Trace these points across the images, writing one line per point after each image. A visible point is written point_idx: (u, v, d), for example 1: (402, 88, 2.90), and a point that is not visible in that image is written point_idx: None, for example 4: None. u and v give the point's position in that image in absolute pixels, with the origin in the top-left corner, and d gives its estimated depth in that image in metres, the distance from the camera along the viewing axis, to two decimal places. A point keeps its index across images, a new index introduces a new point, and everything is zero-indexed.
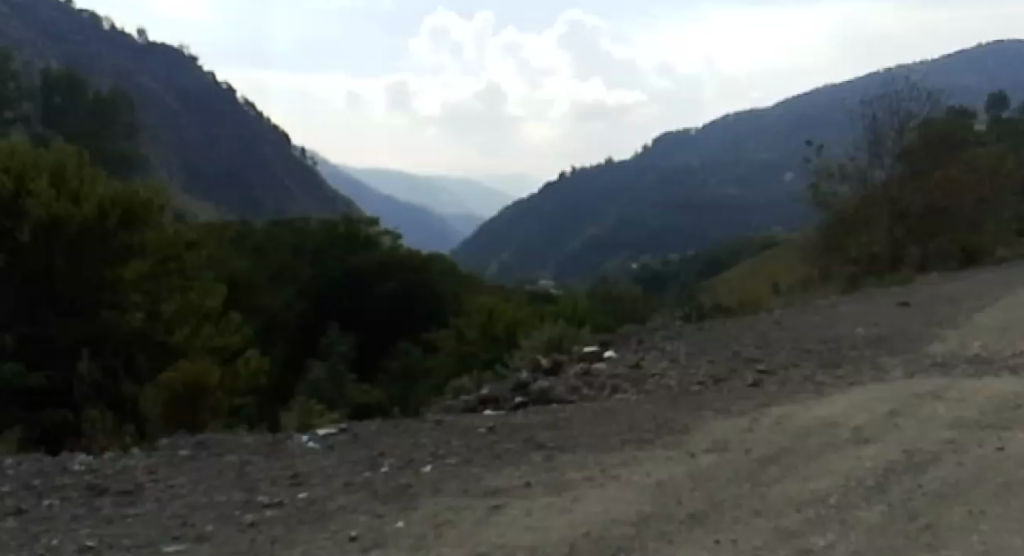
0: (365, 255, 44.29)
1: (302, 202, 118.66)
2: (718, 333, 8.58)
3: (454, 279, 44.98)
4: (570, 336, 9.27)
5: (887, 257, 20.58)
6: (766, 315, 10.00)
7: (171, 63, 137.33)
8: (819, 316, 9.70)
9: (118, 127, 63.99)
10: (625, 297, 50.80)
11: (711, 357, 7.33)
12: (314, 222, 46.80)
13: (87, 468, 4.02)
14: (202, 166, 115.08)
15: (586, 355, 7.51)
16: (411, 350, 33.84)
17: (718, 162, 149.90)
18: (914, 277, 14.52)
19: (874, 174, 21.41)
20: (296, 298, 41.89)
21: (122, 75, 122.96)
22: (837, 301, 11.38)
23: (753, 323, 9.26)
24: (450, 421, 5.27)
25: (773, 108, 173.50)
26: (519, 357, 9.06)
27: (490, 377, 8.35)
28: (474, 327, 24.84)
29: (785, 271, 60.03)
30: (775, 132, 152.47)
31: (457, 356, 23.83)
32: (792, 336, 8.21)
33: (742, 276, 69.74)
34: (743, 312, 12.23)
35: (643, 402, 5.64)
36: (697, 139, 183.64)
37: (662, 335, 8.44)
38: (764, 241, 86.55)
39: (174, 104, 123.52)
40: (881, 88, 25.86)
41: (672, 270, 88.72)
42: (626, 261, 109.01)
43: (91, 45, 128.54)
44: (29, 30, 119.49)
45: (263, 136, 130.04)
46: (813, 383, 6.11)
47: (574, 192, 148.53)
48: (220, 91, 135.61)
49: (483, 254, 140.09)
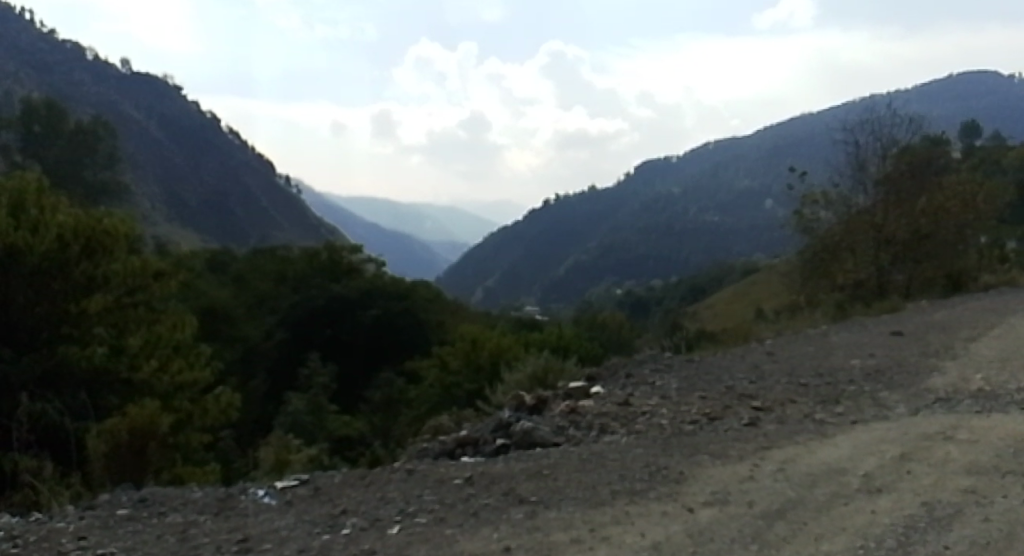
0: (347, 283, 43.75)
1: (286, 231, 118.25)
2: (712, 365, 8.18)
3: (437, 306, 44.54)
4: (556, 368, 8.84)
5: (874, 285, 20.36)
6: (760, 345, 9.61)
7: (155, 92, 137.26)
8: (812, 346, 9.32)
9: (99, 156, 63.44)
10: (609, 324, 50.52)
11: (703, 392, 6.93)
12: (296, 252, 46.26)
13: (6, 535, 3.60)
14: (185, 195, 114.33)
15: (571, 391, 7.07)
16: (393, 380, 33.31)
17: (700, 189, 150.79)
18: (903, 305, 14.29)
19: (860, 200, 21.16)
20: (278, 328, 41.26)
21: (105, 105, 122.37)
22: (828, 329, 11.05)
23: (744, 356, 8.84)
24: (422, 471, 4.87)
25: (753, 137, 175.22)
26: (501, 391, 8.62)
27: (469, 414, 7.90)
28: (458, 356, 24.40)
29: (769, 297, 60.05)
30: (756, 160, 153.71)
31: (440, 386, 23.31)
32: (787, 369, 7.83)
33: (724, 302, 69.85)
34: (733, 340, 11.86)
35: (633, 445, 5.21)
36: (679, 166, 184.89)
37: (651, 369, 8.03)
38: (746, 268, 86.81)
39: (158, 134, 122.89)
40: (863, 115, 25.82)
41: (656, 296, 88.70)
42: (610, 287, 109.10)
43: (74, 74, 128.32)
44: (11, 60, 118.89)
45: (247, 165, 130.00)
46: (815, 422, 5.69)
47: (558, 218, 148.82)
48: (204, 120, 135.32)
49: (468, 280, 139.79)
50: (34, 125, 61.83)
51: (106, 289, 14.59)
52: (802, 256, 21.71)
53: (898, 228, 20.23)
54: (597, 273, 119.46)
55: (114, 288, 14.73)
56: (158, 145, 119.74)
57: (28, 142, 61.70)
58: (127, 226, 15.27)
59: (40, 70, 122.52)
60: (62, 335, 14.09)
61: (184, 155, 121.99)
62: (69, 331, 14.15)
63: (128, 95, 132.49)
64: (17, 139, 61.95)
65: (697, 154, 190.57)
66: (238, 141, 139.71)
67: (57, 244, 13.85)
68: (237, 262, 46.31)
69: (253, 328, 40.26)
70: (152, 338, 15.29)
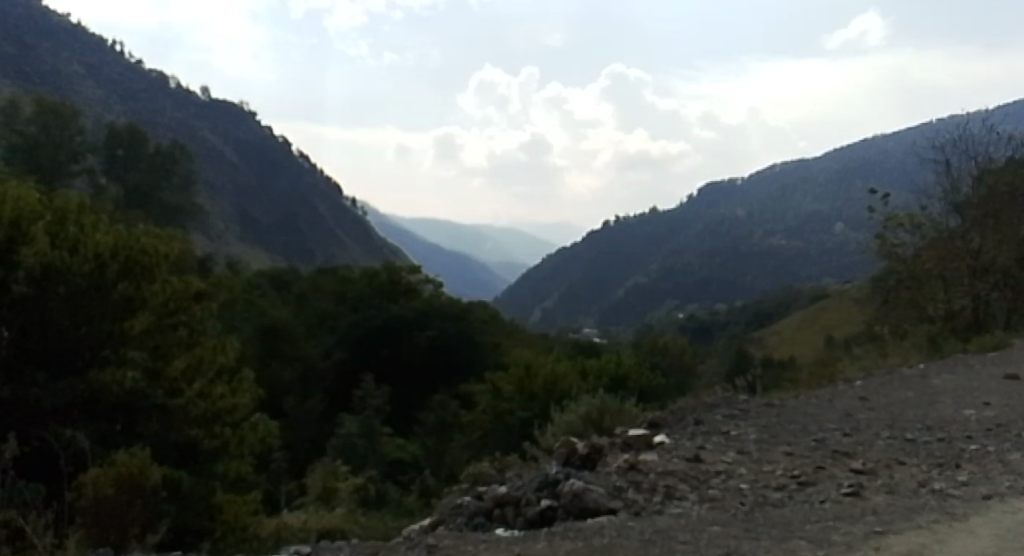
0: (405, 303, 43.14)
1: (352, 250, 120.31)
2: (808, 412, 7.10)
3: (495, 329, 43.73)
4: (612, 409, 7.81)
5: (970, 317, 18.73)
6: (854, 387, 8.48)
7: (231, 117, 140.77)
8: (911, 390, 8.19)
9: (175, 179, 64.60)
10: (671, 351, 48.93)
11: (789, 447, 5.88)
12: (356, 271, 46.20)
13: None
14: (256, 216, 117.33)
15: (630, 440, 6.08)
16: (448, 403, 32.48)
17: (765, 212, 147.46)
18: (1007, 341, 12.87)
19: (954, 224, 19.73)
20: (336, 348, 41.03)
21: (184, 129, 126.11)
22: (925, 369, 9.86)
23: (830, 400, 7.71)
24: (445, 550, 3.97)
25: (822, 159, 171.12)
26: (550, 435, 7.64)
27: (510, 462, 6.89)
28: (512, 383, 23.34)
29: (841, 325, 57.60)
30: (825, 182, 149.58)
31: (493, 414, 22.35)
32: (892, 419, 6.75)
33: (791, 329, 67.53)
34: (812, 379, 10.61)
35: (711, 521, 4.18)
36: (743, 189, 181.36)
37: (724, 415, 6.98)
38: (815, 293, 84.11)
39: (233, 157, 126.17)
40: (952, 133, 24.21)
41: (720, 321, 86.61)
42: (671, 310, 107.51)
43: (155, 99, 132.49)
44: (99, 85, 123.50)
45: (316, 187, 132.58)
46: (939, 496, 4.58)
47: (620, 239, 147.47)
48: (278, 144, 138.33)
49: (528, 301, 139.41)
50: (116, 149, 63.10)
51: (145, 310, 14.21)
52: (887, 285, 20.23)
53: (998, 255, 18.64)
54: (659, 297, 118.04)
55: (155, 308, 14.36)
56: (232, 167, 123.03)
57: (111, 166, 63.09)
58: (175, 248, 15.04)
59: (126, 95, 126.85)
60: (100, 358, 13.60)
61: (256, 178, 125.12)
62: (108, 354, 13.67)
63: (206, 120, 136.19)
64: (99, 162, 63.34)
65: (763, 176, 186.95)
66: (308, 165, 142.40)
67: (97, 264, 13.48)
68: (300, 282, 46.46)
69: (312, 347, 40.14)
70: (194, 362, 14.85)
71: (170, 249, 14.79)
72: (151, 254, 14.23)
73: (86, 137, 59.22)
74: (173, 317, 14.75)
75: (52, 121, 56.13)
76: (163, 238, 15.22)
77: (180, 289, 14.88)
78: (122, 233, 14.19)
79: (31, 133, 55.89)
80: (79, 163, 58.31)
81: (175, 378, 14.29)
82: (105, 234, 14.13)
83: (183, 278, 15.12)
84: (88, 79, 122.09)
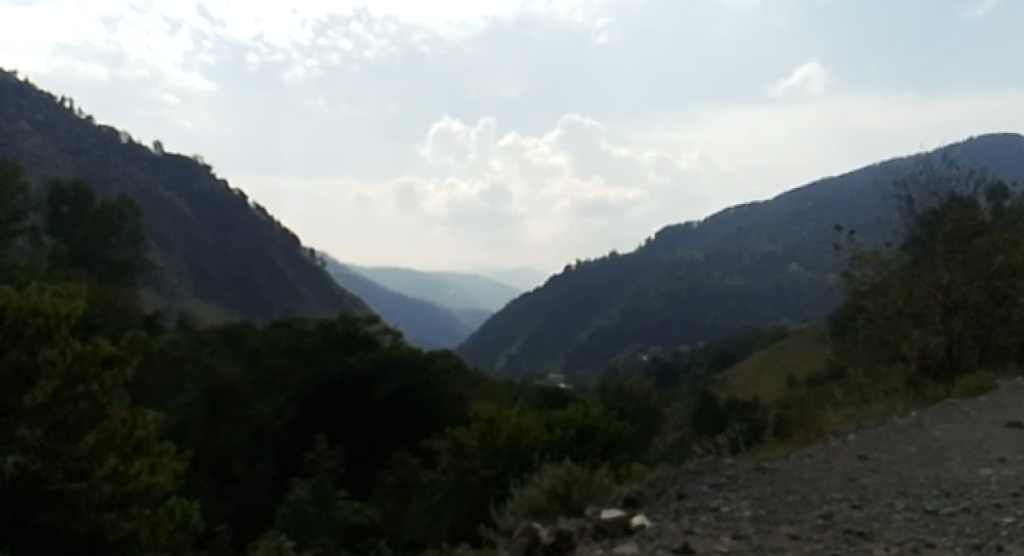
0: (363, 355, 41.65)
1: (311, 303, 118.76)
2: (811, 477, 6.17)
3: (456, 379, 42.28)
4: (581, 476, 6.74)
5: (943, 356, 17.88)
6: (848, 443, 7.55)
7: (186, 172, 138.22)
8: (911, 444, 7.32)
9: (124, 235, 62.41)
10: (636, 395, 47.91)
11: (790, 529, 4.90)
12: (312, 323, 44.70)
13: None
14: (212, 271, 115.69)
15: (604, 524, 5.08)
16: (407, 460, 31.08)
17: (721, 253, 148.80)
18: (995, 381, 12.20)
19: (919, 264, 19.34)
20: (289, 406, 39.41)
21: (136, 185, 123.43)
22: (919, 418, 8.91)
23: (825, 461, 6.80)
24: None
25: (776, 200, 174.09)
26: (510, 514, 6.63)
27: (461, 552, 5.87)
28: (473, 439, 21.89)
29: (804, 366, 57.52)
30: (779, 221, 151.53)
31: (454, 476, 21.04)
32: (903, 483, 5.86)
33: (754, 368, 67.31)
34: (797, 432, 9.66)
35: None
36: (699, 232, 183.26)
37: (710, 485, 6.01)
38: (775, 332, 84.52)
39: (188, 213, 123.69)
40: (914, 169, 24.02)
41: (683, 361, 86.40)
42: (635, 353, 107.54)
43: (108, 156, 129.74)
44: (48, 143, 120.53)
45: (274, 241, 130.75)
46: None
47: (581, 283, 147.50)
48: (234, 198, 136.00)
49: (490, 348, 138.40)
50: (62, 206, 61.01)
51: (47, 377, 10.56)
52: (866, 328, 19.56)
53: (969, 291, 17.87)
54: (622, 340, 118.60)
55: (59, 376, 10.52)
56: (187, 222, 120.38)
57: (56, 224, 61.00)
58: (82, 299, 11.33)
59: (76, 153, 124.00)
60: None
61: (212, 233, 122.78)
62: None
63: (160, 175, 133.48)
64: (45, 219, 61.19)
65: (719, 218, 189.46)
66: (266, 219, 140.21)
67: None
68: (254, 339, 44.83)
69: (265, 405, 38.53)
70: (105, 437, 11.08)
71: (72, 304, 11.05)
72: (46, 313, 10.58)
73: (31, 197, 57.21)
74: (75, 388, 10.82)
75: None
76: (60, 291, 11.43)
77: (80, 352, 11.02)
78: (9, 291, 10.66)
79: None
80: (22, 222, 56.20)
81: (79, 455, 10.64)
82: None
83: (92, 340, 11.43)
84: (36, 137, 119.00)
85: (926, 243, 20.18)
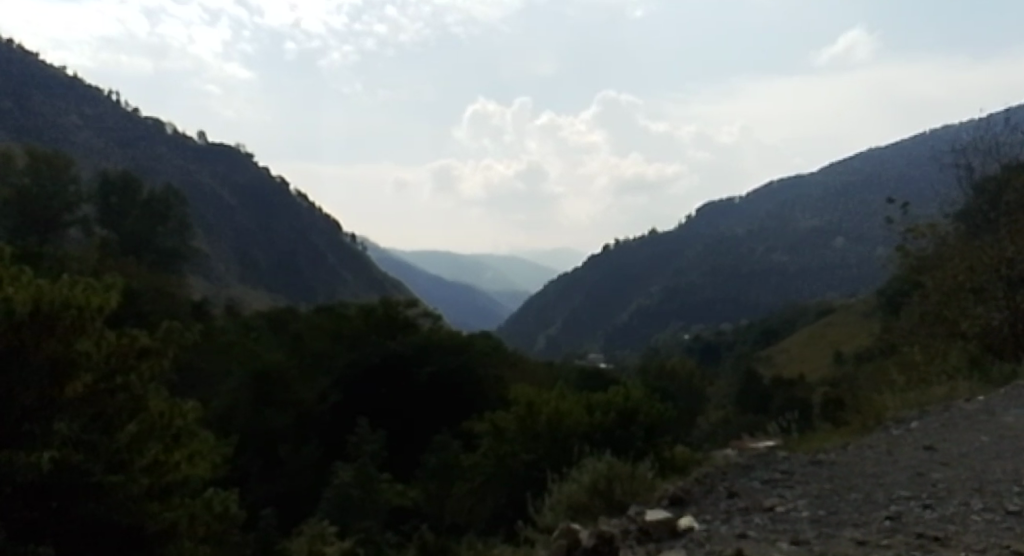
0: (404, 339, 41.65)
1: (354, 287, 119.61)
2: (876, 472, 5.66)
3: (497, 360, 42.11)
4: (627, 471, 6.27)
5: (1006, 332, 17.07)
6: (910, 432, 7.05)
7: (229, 161, 139.58)
8: (978, 434, 6.79)
9: (171, 224, 63.17)
10: (679, 373, 47.32)
11: (853, 533, 4.45)
12: (353, 307, 44.79)
13: None
14: (257, 257, 117.15)
15: (648, 527, 4.66)
16: (449, 443, 31.04)
17: (765, 228, 146.42)
18: None
19: (980, 237, 18.52)
20: (332, 389, 39.56)
21: (181, 174, 124.98)
22: (987, 404, 8.35)
23: (883, 453, 6.28)
24: None
25: (820, 174, 170.74)
26: (549, 510, 6.22)
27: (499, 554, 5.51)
28: (512, 422, 21.60)
29: (851, 343, 56.43)
30: (824, 194, 148.50)
31: (495, 459, 20.84)
32: (980, 479, 5.33)
33: (799, 345, 66.21)
34: (853, 417, 9.15)
35: None
36: (741, 208, 180.61)
37: (763, 482, 5.56)
38: (821, 308, 82.98)
39: (233, 201, 125.00)
40: (973, 136, 23.09)
41: (726, 340, 85.33)
42: (677, 332, 106.66)
43: (154, 146, 131.45)
44: (96, 135, 122.44)
45: (316, 227, 131.74)
46: None
47: (621, 261, 146.36)
48: (276, 185, 137.12)
49: (531, 329, 138.42)
50: (110, 196, 61.89)
51: (87, 369, 9.97)
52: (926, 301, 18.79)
53: None
54: (664, 319, 118.70)
55: (97, 369, 10.15)
56: (230, 210, 121.74)
57: (105, 215, 61.98)
58: (118, 285, 10.89)
59: (123, 144, 125.85)
60: None
61: (255, 220, 124.05)
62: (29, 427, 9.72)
63: (204, 164, 134.99)
64: (94, 210, 62.20)
65: (761, 194, 186.53)
66: (308, 205, 141.21)
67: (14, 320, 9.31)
68: (297, 323, 45.12)
69: (308, 389, 38.74)
70: (143, 430, 10.71)
71: (109, 294, 10.54)
72: (80, 305, 9.93)
73: (81, 188, 58.10)
74: (112, 379, 10.49)
75: (44, 173, 55.07)
76: (96, 278, 10.98)
77: (113, 343, 10.63)
78: (44, 283, 10.05)
79: (23, 184, 54.69)
80: (73, 214, 57.19)
81: (118, 447, 10.25)
82: (19, 286, 9.90)
83: (127, 331, 11.03)
84: (84, 129, 120.89)
85: (986, 214, 19.33)
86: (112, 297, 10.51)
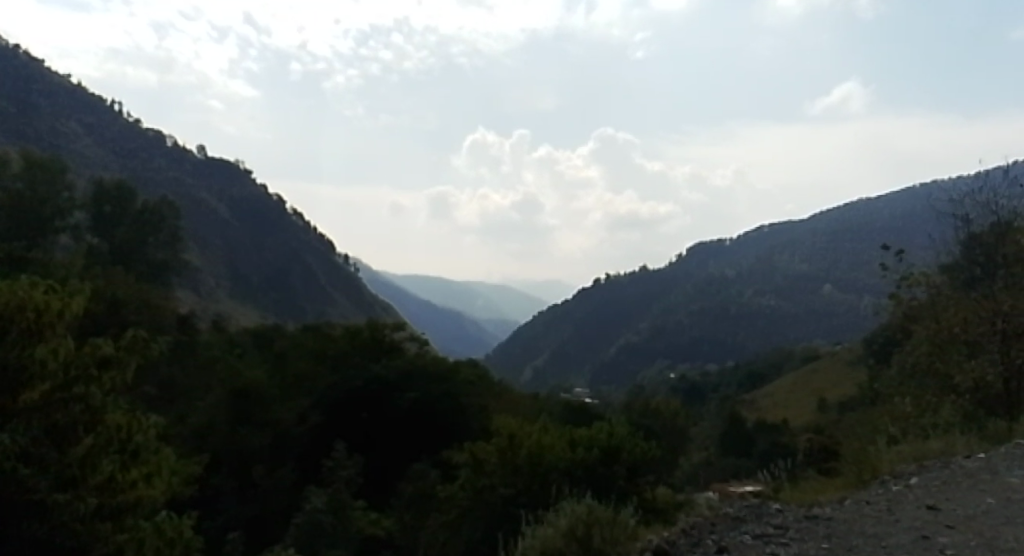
0: (387, 362, 41.02)
1: (342, 308, 118.94)
2: (874, 532, 5.26)
3: (482, 389, 41.48)
4: (609, 516, 5.81)
5: (1000, 388, 16.74)
6: (911, 490, 6.65)
7: (226, 176, 139.10)
8: (983, 496, 6.36)
9: (162, 236, 62.54)
10: (664, 412, 46.74)
11: None
12: (338, 328, 44.15)
13: None
14: (247, 273, 116.56)
15: None
16: (427, 471, 30.42)
17: (755, 270, 146.66)
18: None
19: (978, 290, 18.23)
20: (311, 410, 38.84)
21: (177, 186, 124.29)
22: (990, 463, 7.97)
23: (880, 512, 5.83)
24: None
25: (813, 220, 171.46)
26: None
27: None
28: (492, 454, 20.94)
29: (837, 392, 55.99)
30: (815, 240, 149.00)
31: (472, 491, 20.23)
32: (989, 546, 4.91)
33: (785, 390, 65.78)
34: (848, 469, 8.71)
35: None
36: (733, 250, 181.13)
37: (754, 537, 5.11)
38: (808, 354, 82.66)
39: (226, 215, 124.28)
40: (974, 187, 22.87)
41: (711, 381, 84.83)
42: (663, 370, 106.17)
43: (151, 157, 130.79)
44: (94, 144, 121.87)
45: (308, 246, 131.15)
46: None
47: (612, 296, 146.16)
48: (271, 202, 136.58)
49: (517, 361, 137.84)
50: (103, 205, 60.88)
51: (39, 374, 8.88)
52: (922, 353, 18.48)
53: None
54: (651, 356, 118.23)
55: (53, 375, 9.01)
56: (224, 225, 121.01)
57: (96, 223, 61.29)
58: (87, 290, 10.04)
59: (119, 153, 125.11)
60: None
61: (248, 235, 123.51)
62: None
63: (201, 178, 134.52)
64: (85, 217, 61.11)
65: (753, 237, 187.14)
66: (302, 224, 140.76)
67: None
68: (282, 342, 44.51)
69: (287, 410, 38.04)
70: (100, 444, 9.62)
71: (73, 300, 9.53)
72: (39, 308, 9.09)
73: (73, 195, 57.50)
74: (71, 387, 9.33)
75: (39, 177, 54.51)
76: (59, 284, 10.01)
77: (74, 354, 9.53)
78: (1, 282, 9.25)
79: (15, 188, 54.09)
80: (63, 220, 56.56)
81: (68, 462, 9.04)
82: None
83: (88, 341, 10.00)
84: (81, 136, 120.25)
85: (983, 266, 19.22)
86: (76, 299, 9.51)
